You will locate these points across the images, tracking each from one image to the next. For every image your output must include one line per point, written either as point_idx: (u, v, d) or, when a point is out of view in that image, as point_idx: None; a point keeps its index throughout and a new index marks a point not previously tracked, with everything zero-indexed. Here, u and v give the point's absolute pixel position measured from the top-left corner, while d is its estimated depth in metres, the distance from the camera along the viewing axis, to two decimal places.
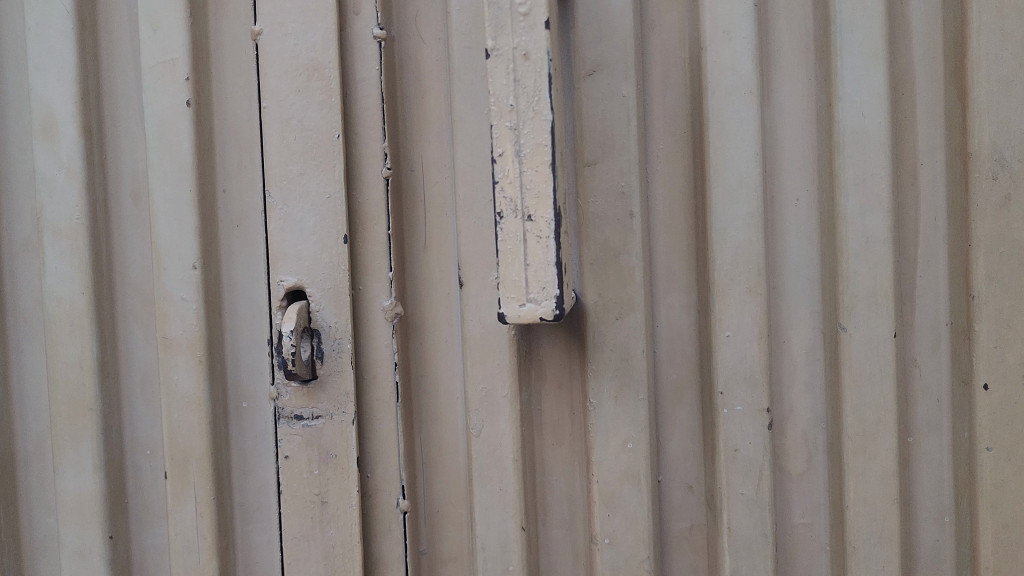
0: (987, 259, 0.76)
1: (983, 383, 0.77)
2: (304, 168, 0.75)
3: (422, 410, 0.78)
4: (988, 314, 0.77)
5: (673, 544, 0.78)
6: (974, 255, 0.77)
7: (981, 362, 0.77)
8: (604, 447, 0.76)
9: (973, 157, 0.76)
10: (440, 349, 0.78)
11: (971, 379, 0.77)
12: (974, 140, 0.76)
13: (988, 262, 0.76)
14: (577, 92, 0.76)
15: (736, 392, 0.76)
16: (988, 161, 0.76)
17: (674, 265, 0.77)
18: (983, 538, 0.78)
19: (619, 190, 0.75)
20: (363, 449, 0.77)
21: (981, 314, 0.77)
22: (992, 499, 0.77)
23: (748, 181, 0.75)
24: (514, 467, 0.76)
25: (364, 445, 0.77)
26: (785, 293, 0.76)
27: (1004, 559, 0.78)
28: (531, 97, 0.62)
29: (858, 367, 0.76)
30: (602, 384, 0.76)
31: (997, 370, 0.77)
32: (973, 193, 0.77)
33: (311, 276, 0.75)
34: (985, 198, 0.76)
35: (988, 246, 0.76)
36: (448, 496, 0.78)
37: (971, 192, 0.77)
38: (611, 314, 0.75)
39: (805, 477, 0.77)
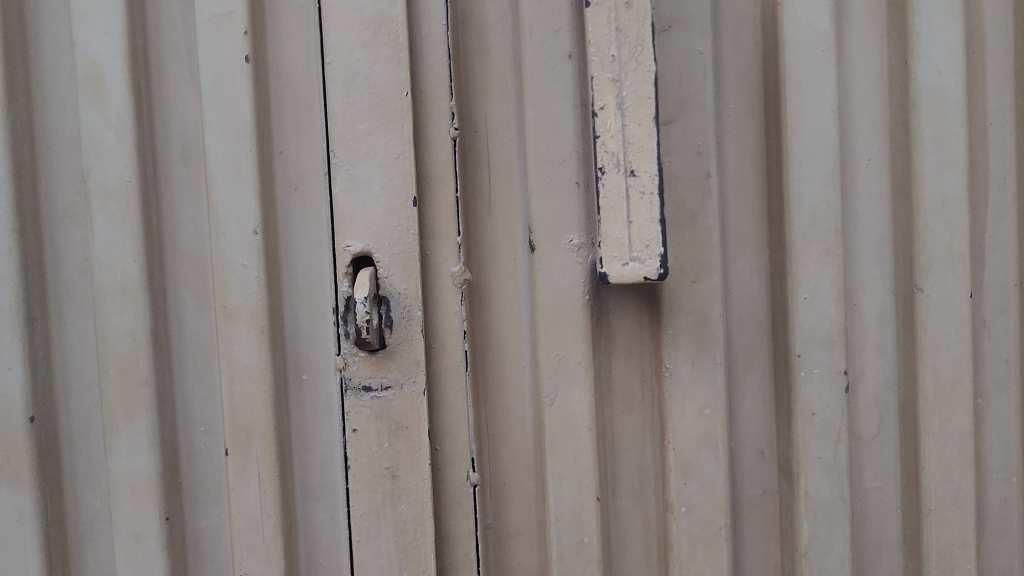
0: None
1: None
2: (372, 125, 0.72)
3: (488, 379, 0.75)
4: None
5: (746, 512, 0.77)
6: None
7: None
8: (680, 413, 0.74)
9: None
10: (508, 317, 0.75)
11: None
12: None
13: None
14: None
15: (814, 355, 0.75)
16: None
17: (746, 228, 0.75)
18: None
19: (696, 150, 0.73)
20: (432, 421, 0.74)
21: None
22: None
23: (827, 140, 0.74)
24: (588, 436, 0.74)
25: (432, 415, 0.74)
26: (858, 254, 0.75)
27: None
28: (634, 47, 0.60)
29: (933, 329, 0.76)
30: (679, 350, 0.74)
31: None
32: None
33: (378, 243, 0.72)
34: None
35: None
36: (515, 466, 0.76)
37: None
38: (687, 277, 0.74)
39: (876, 440, 0.77)
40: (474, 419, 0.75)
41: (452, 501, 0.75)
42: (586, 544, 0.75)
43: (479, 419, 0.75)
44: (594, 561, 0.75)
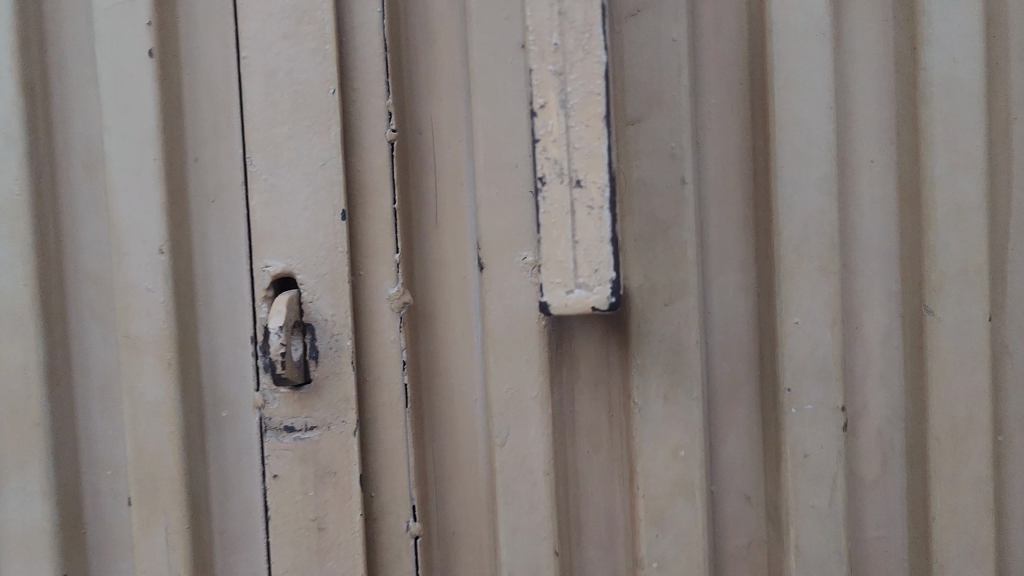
0: None
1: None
2: (295, 129, 0.62)
3: (436, 415, 0.66)
4: None
5: (731, 563, 0.68)
6: None
7: None
8: (651, 456, 0.65)
9: None
10: (456, 344, 0.66)
11: None
12: None
13: None
14: (616, 37, 0.63)
15: (805, 389, 0.64)
16: None
17: (730, 240, 0.66)
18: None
19: (669, 152, 0.63)
20: (367, 464, 0.65)
21: None
22: None
23: (821, 140, 0.64)
24: (546, 481, 0.65)
25: (367, 458, 0.65)
26: (859, 272, 0.65)
27: None
28: (580, 34, 0.50)
29: (949, 357, 0.65)
30: (649, 383, 0.64)
31: None
32: None
33: (303, 264, 0.63)
34: None
35: None
36: (466, 513, 0.67)
37: None
38: (659, 299, 0.64)
39: (880, 483, 0.67)
40: (417, 461, 0.66)
41: (391, 555, 0.66)
42: None
43: (428, 460, 0.67)
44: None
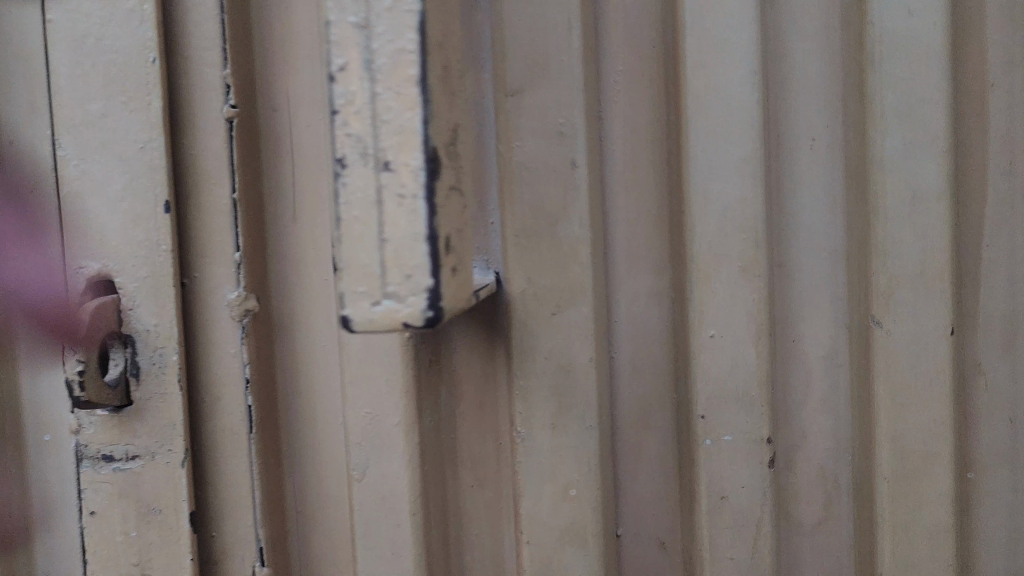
0: None
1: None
2: (109, 104, 0.53)
3: (290, 442, 0.57)
4: None
5: None
6: None
7: None
8: (536, 495, 0.54)
9: None
10: (314, 357, 0.56)
11: None
12: None
13: None
14: None
15: (722, 416, 0.53)
16: None
17: (641, 237, 0.55)
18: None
19: (556, 130, 0.52)
20: (205, 498, 0.55)
21: None
22: None
23: (742, 113, 0.51)
24: (413, 522, 0.54)
25: (205, 492, 0.55)
26: (795, 274, 0.54)
27: None
28: None
29: (903, 380, 0.53)
30: (533, 407, 0.54)
31: None
32: None
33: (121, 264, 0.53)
34: None
35: None
36: (328, 554, 0.57)
37: None
38: (546, 307, 0.53)
39: (821, 529, 0.55)
40: (266, 498, 0.56)
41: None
42: None
43: (283, 494, 0.57)
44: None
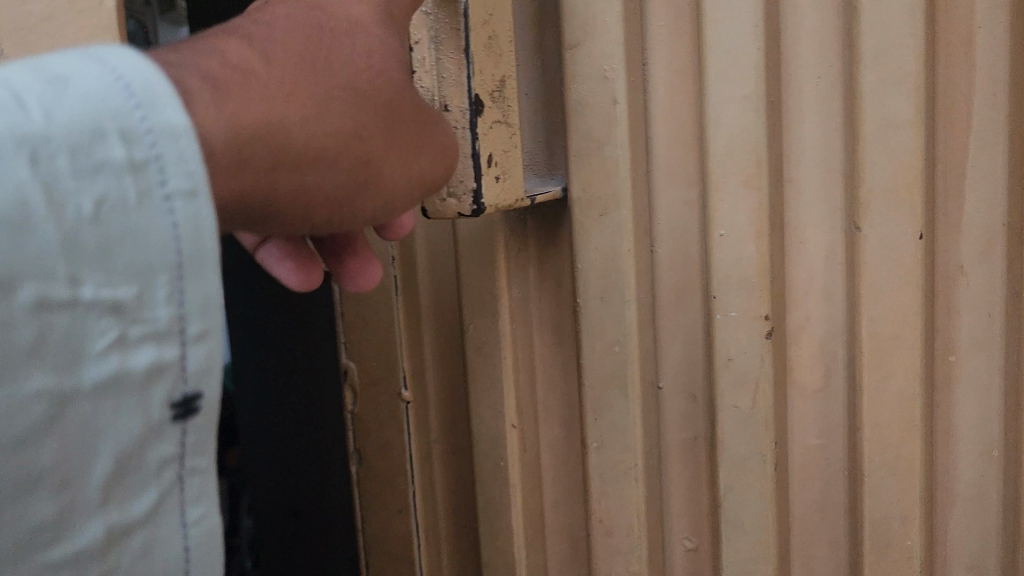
0: None
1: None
2: (54, 10, 0.72)
3: (425, 303, 0.80)
4: None
5: (671, 458, 0.73)
6: None
7: None
8: (590, 349, 0.73)
9: None
10: (443, 247, 0.78)
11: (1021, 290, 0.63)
12: None
13: None
14: None
15: (730, 296, 0.68)
16: None
17: (676, 156, 0.69)
18: None
19: (603, 75, 0.69)
20: (369, 339, 0.83)
21: None
22: None
23: (746, 57, 0.65)
24: (506, 363, 0.76)
25: (368, 335, 0.83)
26: (800, 185, 0.66)
27: None
28: None
29: (875, 274, 0.65)
30: (588, 283, 0.72)
31: None
32: None
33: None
34: None
35: None
36: (450, 383, 0.80)
37: None
38: (595, 211, 0.71)
39: (821, 395, 0.69)
40: (410, 341, 0.81)
41: (388, 413, 0.83)
42: (502, 468, 0.78)
43: (421, 344, 0.81)
44: (511, 484, 0.78)
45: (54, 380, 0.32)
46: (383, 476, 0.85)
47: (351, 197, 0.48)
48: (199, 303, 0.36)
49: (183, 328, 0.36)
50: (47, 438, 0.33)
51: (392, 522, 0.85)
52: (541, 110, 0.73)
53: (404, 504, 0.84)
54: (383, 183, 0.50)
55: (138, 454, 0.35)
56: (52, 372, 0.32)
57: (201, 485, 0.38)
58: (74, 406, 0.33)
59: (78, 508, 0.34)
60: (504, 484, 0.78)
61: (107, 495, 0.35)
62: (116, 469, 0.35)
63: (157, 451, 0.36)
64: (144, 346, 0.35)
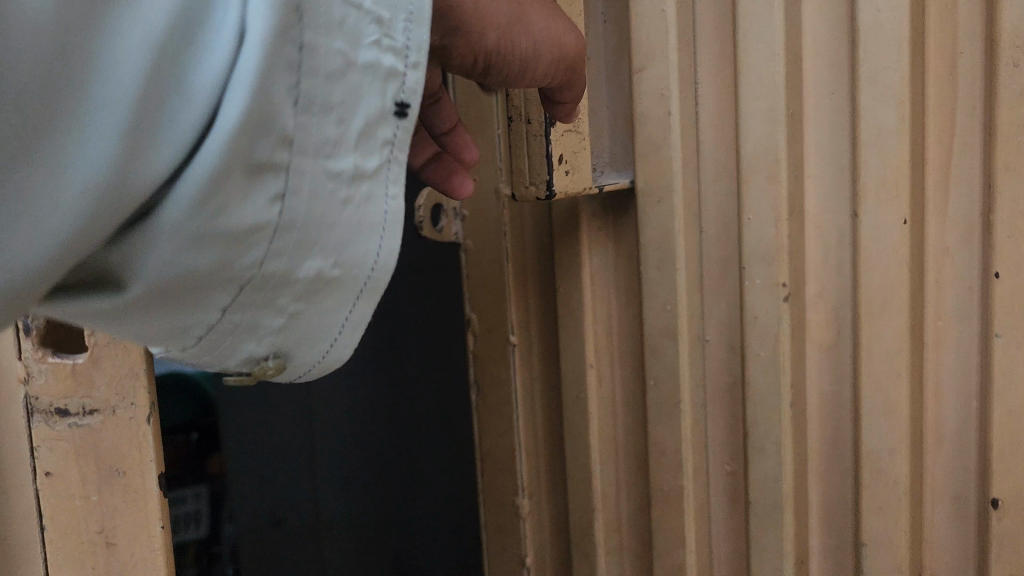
0: (1006, 148, 0.74)
1: (995, 272, 0.76)
2: None
3: (531, 267, 1.02)
4: (1005, 202, 0.75)
5: (714, 396, 0.92)
6: (993, 147, 0.75)
7: (997, 251, 0.76)
8: (651, 307, 0.92)
9: (998, 43, 0.73)
10: (542, 225, 1.00)
11: (986, 268, 0.77)
12: (998, 27, 0.73)
13: (1007, 156, 0.74)
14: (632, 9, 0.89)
15: (757, 268, 0.85)
16: (1011, 48, 0.73)
17: (719, 155, 0.87)
18: (997, 431, 0.77)
19: (660, 92, 0.88)
20: (484, 294, 1.03)
21: (999, 205, 0.75)
22: (1002, 386, 0.77)
23: (772, 78, 0.81)
24: (589, 316, 0.97)
25: (483, 291, 1.03)
26: (812, 177, 0.82)
27: (1012, 444, 0.77)
28: None
29: (870, 253, 0.80)
30: (648, 255, 0.91)
31: (1013, 260, 0.75)
32: (996, 86, 0.74)
33: (106, 420, 0.76)
34: (1007, 88, 0.74)
35: (1009, 138, 0.74)
36: (549, 331, 1.03)
37: (994, 85, 0.74)
38: (654, 198, 0.90)
39: (831, 351, 0.84)
40: (519, 300, 1.03)
41: (497, 355, 1.03)
42: (583, 398, 0.98)
43: (528, 300, 1.03)
44: (589, 410, 0.98)
45: (350, 48, 0.45)
46: (490, 403, 1.05)
47: (512, 26, 0.55)
48: (420, 39, 0.47)
49: (407, 55, 0.47)
50: (337, 87, 0.45)
51: (499, 440, 1.05)
52: (619, 119, 0.94)
53: (508, 425, 1.04)
54: (533, 29, 0.57)
55: (373, 130, 0.47)
56: (347, 44, 0.44)
57: (401, 175, 0.50)
58: (355, 74, 0.45)
59: (345, 147, 0.46)
60: (584, 411, 0.98)
61: (354, 148, 0.47)
62: (360, 133, 0.47)
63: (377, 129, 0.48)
64: (387, 55, 0.46)
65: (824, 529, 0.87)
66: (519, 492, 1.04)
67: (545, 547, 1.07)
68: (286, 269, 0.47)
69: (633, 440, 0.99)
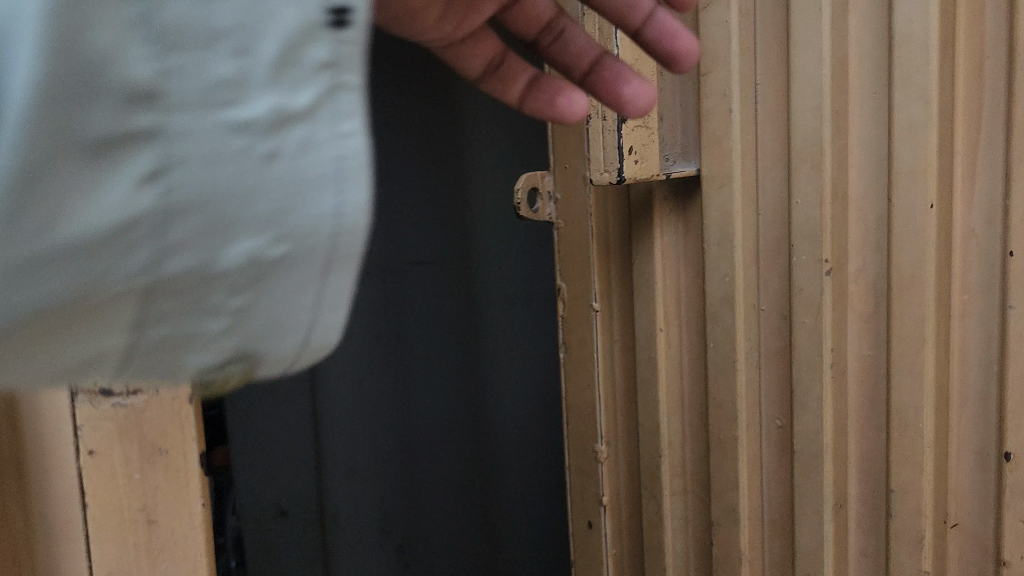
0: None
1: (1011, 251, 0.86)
2: None
3: (613, 241, 1.13)
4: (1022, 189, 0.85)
5: (766, 359, 1.03)
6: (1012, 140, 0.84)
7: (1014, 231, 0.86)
8: (712, 279, 1.05)
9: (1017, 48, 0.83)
10: (620, 204, 1.11)
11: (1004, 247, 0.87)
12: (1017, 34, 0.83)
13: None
14: (699, 21, 1.02)
15: (804, 246, 0.97)
16: None
17: (773, 146, 0.99)
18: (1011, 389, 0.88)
19: (723, 92, 1.00)
20: (575, 265, 1.15)
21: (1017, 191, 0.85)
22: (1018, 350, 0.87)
23: (820, 80, 0.93)
24: (658, 285, 1.09)
25: (575, 262, 1.15)
26: (853, 166, 0.93)
27: None
28: None
29: (902, 232, 0.91)
30: (709, 233, 1.04)
31: None
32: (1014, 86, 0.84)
33: (151, 400, 0.67)
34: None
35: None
36: (626, 300, 1.13)
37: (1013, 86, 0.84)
38: (715, 184, 1.02)
39: (869, 319, 0.96)
40: (602, 271, 1.13)
41: (582, 321, 1.14)
42: (652, 359, 1.11)
43: (610, 270, 1.13)
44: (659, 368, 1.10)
45: None
46: (576, 362, 1.16)
47: None
48: None
49: None
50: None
51: (583, 396, 1.16)
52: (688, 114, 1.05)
53: (592, 380, 1.15)
54: None
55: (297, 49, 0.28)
56: None
57: (362, 105, 0.30)
58: None
59: (244, 90, 0.28)
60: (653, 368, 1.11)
61: (271, 85, 0.28)
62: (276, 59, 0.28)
63: (348, 94, 0.30)
64: None
65: (863, 475, 0.98)
66: (599, 439, 1.16)
67: (622, 490, 1.18)
68: (191, 319, 0.30)
69: (696, 398, 1.10)
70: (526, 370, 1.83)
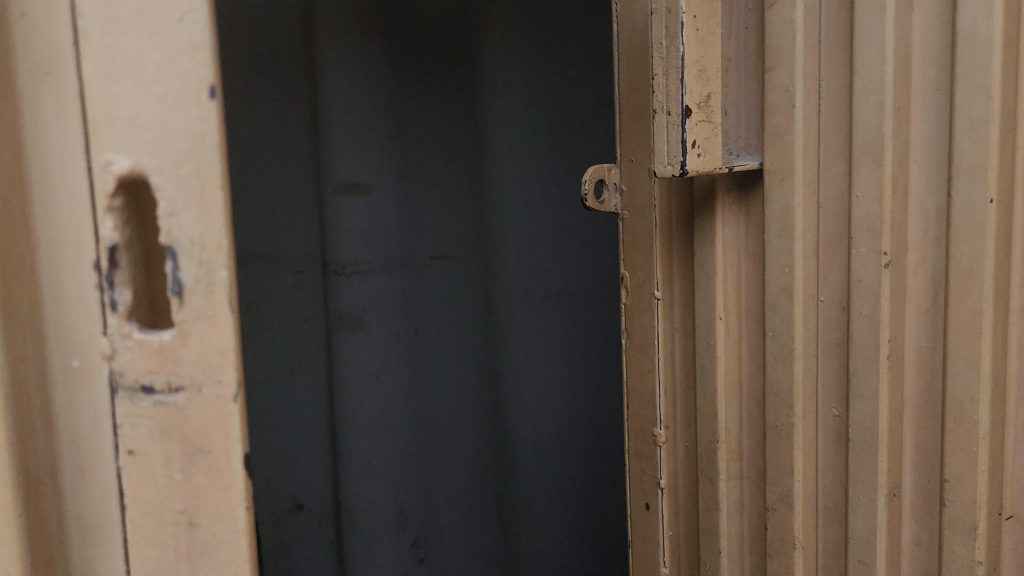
0: None
1: None
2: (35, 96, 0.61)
3: (674, 231, 1.14)
4: None
5: (823, 348, 1.05)
6: None
7: None
8: (772, 271, 1.06)
9: None
10: (684, 195, 1.12)
11: None
12: None
13: None
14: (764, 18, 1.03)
15: (863, 239, 0.98)
16: None
17: (834, 141, 1.00)
18: None
19: (786, 88, 1.01)
20: (637, 253, 1.18)
21: None
22: None
23: (881, 77, 0.94)
24: (718, 276, 1.10)
25: (636, 250, 1.18)
26: (914, 162, 0.95)
27: None
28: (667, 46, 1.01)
29: (962, 227, 0.92)
30: (771, 225, 1.05)
31: None
32: None
33: (193, 399, 0.60)
34: None
35: None
36: (685, 289, 1.15)
37: None
38: (777, 177, 1.03)
39: (927, 311, 0.98)
40: (664, 259, 1.15)
41: (643, 306, 1.18)
42: (711, 347, 1.12)
43: (672, 258, 1.15)
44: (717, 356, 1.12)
45: None
46: (638, 347, 1.19)
47: None
48: None
49: None
50: None
51: (643, 379, 1.19)
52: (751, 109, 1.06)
53: (653, 364, 1.17)
54: None
55: None
56: None
57: None
58: None
59: None
60: (713, 356, 1.12)
61: None
62: None
63: None
64: None
65: (919, 464, 1.01)
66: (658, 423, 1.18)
67: (679, 471, 1.20)
68: None
69: (755, 386, 1.12)
70: (540, 371, 2.27)
